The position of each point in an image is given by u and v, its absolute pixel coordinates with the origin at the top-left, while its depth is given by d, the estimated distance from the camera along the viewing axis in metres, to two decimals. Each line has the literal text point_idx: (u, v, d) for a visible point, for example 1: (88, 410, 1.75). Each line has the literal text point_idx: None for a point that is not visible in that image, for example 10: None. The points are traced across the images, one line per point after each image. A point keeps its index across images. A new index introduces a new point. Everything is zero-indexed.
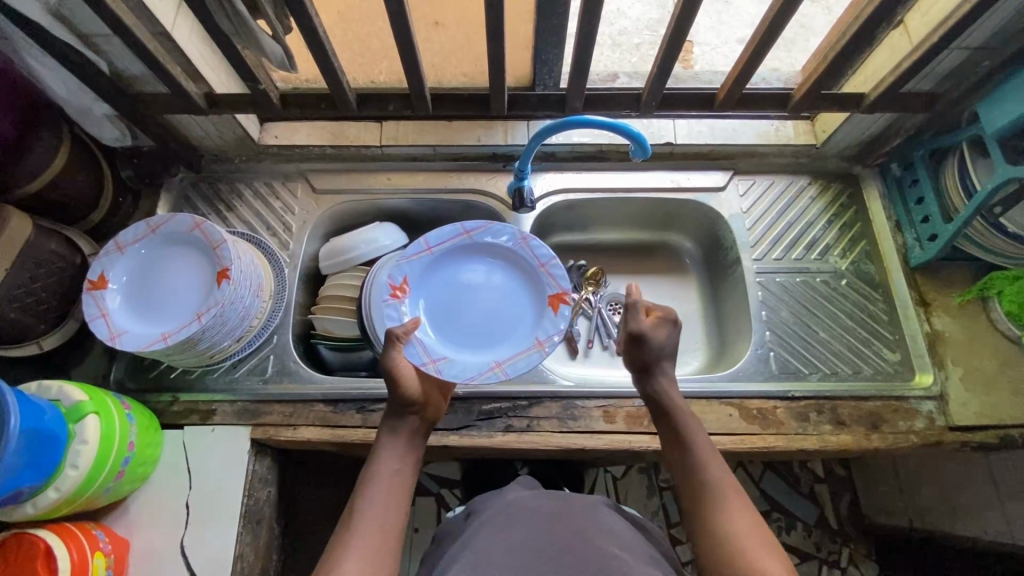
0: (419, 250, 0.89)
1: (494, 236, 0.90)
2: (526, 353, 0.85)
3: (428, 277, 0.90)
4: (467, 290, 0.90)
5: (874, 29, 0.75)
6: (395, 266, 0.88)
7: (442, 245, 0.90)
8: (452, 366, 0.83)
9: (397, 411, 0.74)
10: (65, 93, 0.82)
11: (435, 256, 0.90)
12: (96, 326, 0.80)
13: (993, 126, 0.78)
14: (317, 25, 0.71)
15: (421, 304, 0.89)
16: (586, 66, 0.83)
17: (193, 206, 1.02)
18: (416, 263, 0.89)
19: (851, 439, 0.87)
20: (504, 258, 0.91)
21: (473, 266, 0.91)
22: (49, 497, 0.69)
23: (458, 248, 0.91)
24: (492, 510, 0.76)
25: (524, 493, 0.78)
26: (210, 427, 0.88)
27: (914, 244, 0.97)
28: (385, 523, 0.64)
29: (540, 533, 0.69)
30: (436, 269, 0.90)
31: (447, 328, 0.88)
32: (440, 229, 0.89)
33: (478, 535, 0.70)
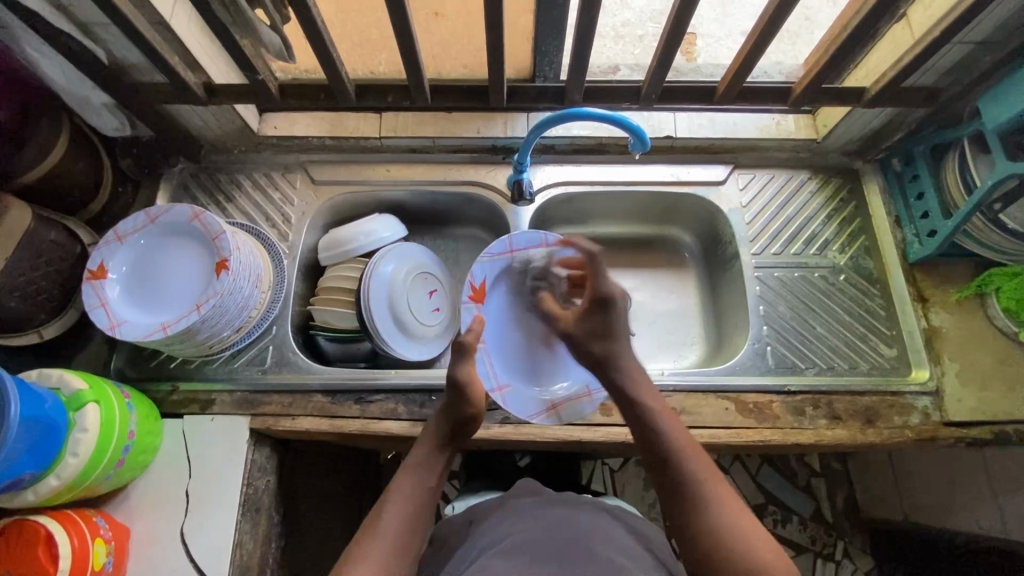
0: (502, 251, 0.91)
1: (569, 262, 0.91)
2: (578, 400, 0.89)
3: (501, 287, 0.93)
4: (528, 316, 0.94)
5: (877, 21, 0.74)
6: (477, 265, 0.91)
7: (523, 251, 0.91)
8: (515, 398, 0.88)
9: (448, 427, 0.75)
10: (63, 81, 0.82)
11: (515, 261, 0.92)
12: (95, 315, 0.81)
13: (994, 121, 0.77)
14: (316, 15, 0.70)
15: (491, 317, 0.92)
16: (586, 58, 0.82)
17: (193, 196, 1.02)
18: (494, 264, 0.92)
19: (846, 433, 0.87)
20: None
21: (542, 287, 0.94)
22: (49, 484, 0.70)
23: (535, 262, 0.92)
24: (496, 524, 0.76)
25: (528, 503, 0.80)
26: (210, 416, 0.88)
27: (914, 240, 0.97)
28: (407, 540, 0.66)
29: (542, 538, 0.71)
30: (510, 280, 0.93)
31: (507, 352, 0.92)
32: (526, 234, 0.90)
33: (483, 548, 0.71)
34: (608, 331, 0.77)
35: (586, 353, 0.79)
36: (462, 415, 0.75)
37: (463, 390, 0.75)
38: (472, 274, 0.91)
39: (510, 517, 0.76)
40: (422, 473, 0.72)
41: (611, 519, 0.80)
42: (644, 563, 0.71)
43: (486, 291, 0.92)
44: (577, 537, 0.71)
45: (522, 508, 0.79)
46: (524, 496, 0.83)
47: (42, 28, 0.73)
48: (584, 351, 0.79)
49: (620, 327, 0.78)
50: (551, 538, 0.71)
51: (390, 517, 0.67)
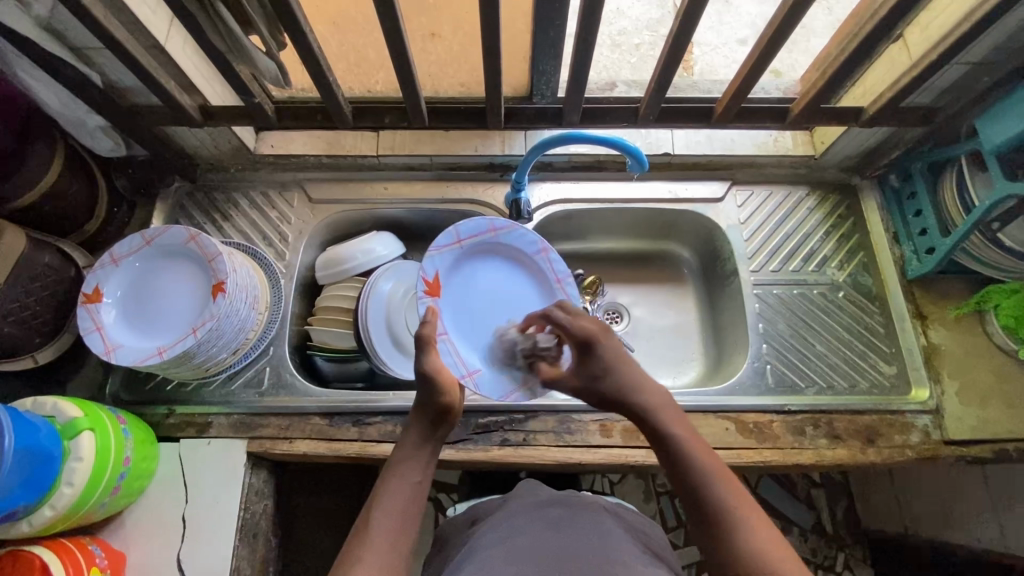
0: (449, 241, 0.87)
1: (519, 237, 0.91)
2: (546, 370, 0.87)
3: (453, 276, 0.88)
4: (487, 294, 0.90)
5: (875, 44, 0.74)
6: (427, 259, 0.86)
7: (472, 237, 0.89)
8: (487, 378, 0.85)
9: (426, 420, 0.70)
10: (57, 104, 0.81)
11: (463, 250, 0.89)
12: (90, 340, 0.80)
13: (991, 141, 0.77)
14: (312, 41, 0.70)
15: (449, 306, 0.87)
16: (584, 81, 0.82)
17: (189, 215, 1.01)
18: (444, 256, 0.87)
19: (847, 453, 0.87)
20: (522, 265, 0.92)
21: (496, 267, 0.91)
22: (44, 515, 0.69)
23: (484, 244, 0.90)
24: (497, 523, 0.75)
25: (528, 504, 0.78)
26: (207, 439, 0.88)
27: (912, 257, 0.97)
28: (399, 542, 0.61)
29: (540, 537, 0.69)
30: (463, 268, 0.89)
31: (474, 338, 0.87)
32: (471, 221, 0.88)
33: (482, 546, 0.69)
34: (599, 370, 0.71)
35: (597, 400, 0.72)
36: (436, 406, 0.70)
37: (431, 380, 0.71)
38: (422, 267, 0.85)
39: (509, 517, 0.75)
40: (406, 471, 0.67)
41: (607, 515, 0.78)
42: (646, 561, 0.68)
43: (440, 282, 0.87)
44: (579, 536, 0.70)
45: (521, 509, 0.77)
46: (525, 497, 0.81)
47: (35, 54, 0.72)
48: (591, 392, 0.72)
49: (615, 363, 0.71)
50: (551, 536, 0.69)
51: (378, 521, 0.62)
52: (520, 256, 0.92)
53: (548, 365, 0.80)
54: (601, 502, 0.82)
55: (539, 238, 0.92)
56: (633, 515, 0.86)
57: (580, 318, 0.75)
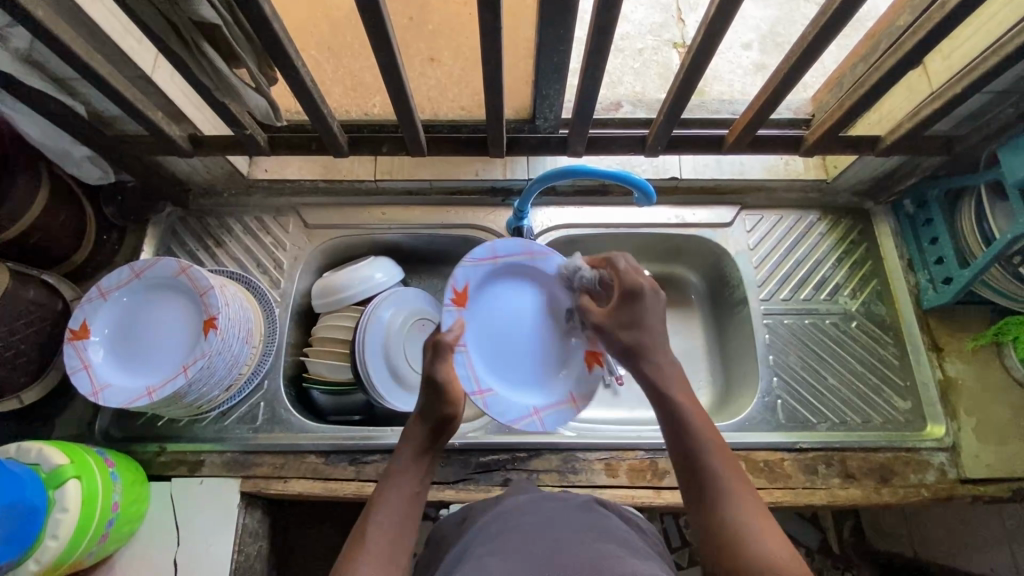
0: (484, 256, 0.83)
1: (551, 266, 0.86)
2: (562, 405, 0.83)
3: (484, 292, 0.84)
4: (509, 314, 0.85)
5: (895, 76, 0.71)
6: (460, 269, 0.82)
7: (509, 255, 0.84)
8: (498, 401, 0.81)
9: (428, 428, 0.68)
10: (41, 137, 0.78)
11: (497, 266, 0.84)
12: (77, 380, 0.77)
13: (1013, 174, 0.74)
14: (304, 75, 0.67)
15: (474, 324, 0.82)
16: (590, 110, 0.79)
17: (180, 242, 0.98)
18: (476, 269, 0.83)
19: (860, 493, 0.84)
20: (546, 294, 0.87)
21: (522, 291, 0.86)
22: (27, 570, 0.66)
23: (516, 267, 0.85)
24: (487, 520, 0.66)
25: (526, 499, 0.69)
26: (200, 478, 0.85)
27: (927, 286, 0.94)
28: (394, 549, 0.57)
29: (536, 529, 0.61)
30: (492, 284, 0.84)
31: (492, 359, 0.83)
32: (508, 240, 0.84)
33: (473, 543, 0.61)
34: (627, 319, 0.72)
35: (614, 343, 0.73)
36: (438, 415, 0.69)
37: (438, 387, 0.70)
38: (455, 277, 0.81)
39: (506, 512, 0.66)
40: (404, 479, 0.64)
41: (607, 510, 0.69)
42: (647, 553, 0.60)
43: (470, 294, 0.83)
44: (582, 531, 0.61)
45: (516, 504, 0.68)
46: (520, 494, 0.71)
47: (16, 88, 0.69)
48: (614, 339, 0.73)
49: (651, 321, 0.71)
50: (549, 530, 0.60)
51: (374, 525, 0.59)
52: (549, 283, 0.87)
53: (592, 301, 0.80)
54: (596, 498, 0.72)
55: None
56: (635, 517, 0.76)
57: (628, 264, 0.74)
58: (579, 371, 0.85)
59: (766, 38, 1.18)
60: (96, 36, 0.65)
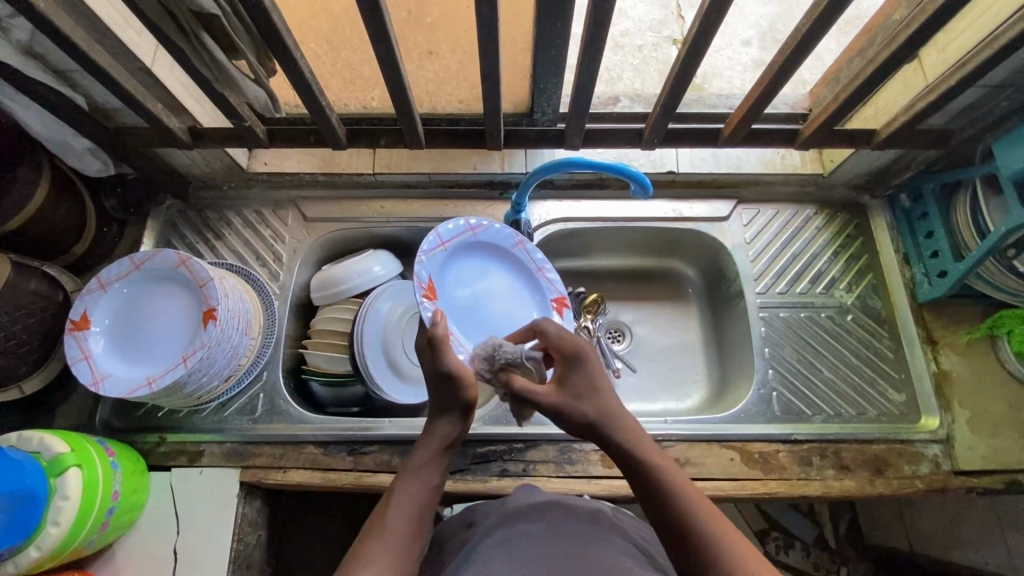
0: (434, 245, 0.80)
1: (497, 234, 0.85)
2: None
3: (445, 277, 0.81)
4: (473, 290, 0.83)
5: (889, 69, 0.71)
6: (417, 265, 0.76)
7: (454, 239, 0.82)
8: None
9: (451, 424, 0.66)
10: (42, 129, 0.78)
11: (449, 253, 0.81)
12: (78, 370, 0.78)
13: (1008, 167, 0.74)
14: (302, 67, 0.67)
15: (447, 307, 0.79)
16: (587, 102, 0.79)
17: (180, 234, 0.99)
18: (431, 260, 0.79)
19: (854, 484, 0.85)
20: (501, 262, 0.86)
21: (474, 266, 0.84)
22: (30, 555, 0.67)
23: (466, 246, 0.84)
24: (491, 528, 0.68)
25: (528, 507, 0.71)
26: (199, 468, 0.86)
27: (923, 279, 0.94)
28: (408, 547, 0.58)
29: (541, 541, 0.62)
30: (450, 268, 0.82)
31: (474, 333, 0.80)
32: (449, 224, 0.82)
33: (478, 549, 0.63)
34: (580, 389, 0.66)
35: (574, 421, 0.64)
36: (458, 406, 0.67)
37: (451, 381, 0.66)
38: (416, 274, 0.76)
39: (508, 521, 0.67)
40: (424, 475, 0.63)
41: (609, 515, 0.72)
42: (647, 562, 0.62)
43: (435, 285, 0.78)
44: (584, 540, 0.63)
45: (521, 509, 0.71)
46: (524, 497, 0.75)
47: (17, 80, 0.70)
48: (571, 417, 0.65)
49: (599, 386, 0.66)
50: (555, 536, 0.63)
51: (393, 521, 0.59)
52: (499, 252, 0.86)
53: (529, 381, 0.71)
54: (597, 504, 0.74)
55: (516, 232, 0.87)
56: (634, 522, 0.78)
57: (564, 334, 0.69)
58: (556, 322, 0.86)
59: (765, 36, 1.18)
60: (95, 27, 0.65)
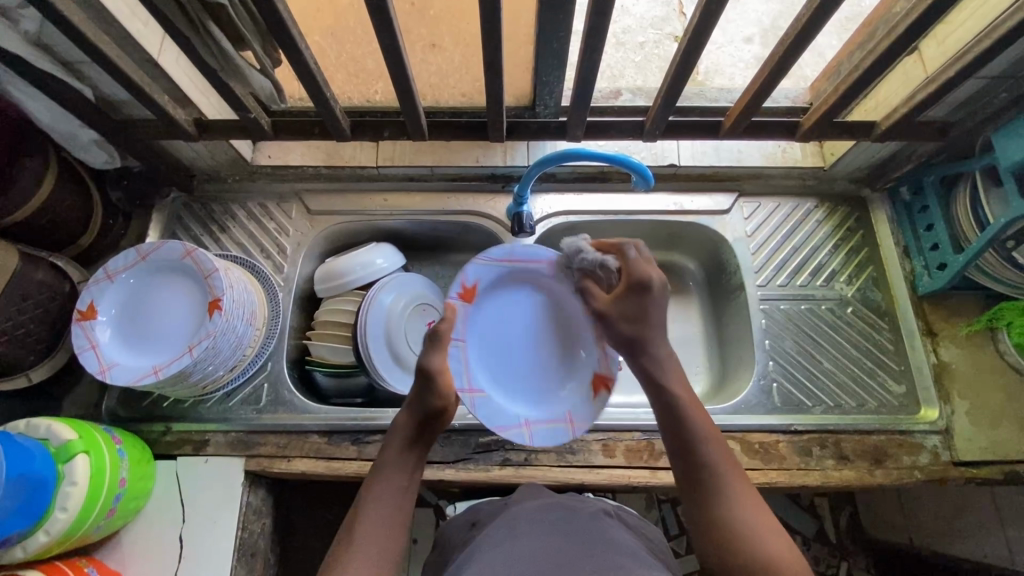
0: (501, 256, 0.80)
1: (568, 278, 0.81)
2: (557, 423, 0.78)
3: (496, 293, 0.81)
4: (523, 322, 0.81)
5: (889, 61, 0.72)
6: (472, 265, 0.79)
7: (524, 261, 0.81)
8: (488, 406, 0.76)
9: (415, 421, 0.68)
10: (50, 120, 0.79)
11: (512, 271, 0.81)
12: (86, 359, 0.79)
13: (1007, 159, 0.75)
14: (307, 58, 0.68)
15: (479, 320, 0.79)
16: (589, 94, 0.80)
17: (185, 227, 1.00)
18: (490, 268, 0.80)
19: (854, 474, 0.85)
20: (563, 309, 0.82)
21: (540, 300, 0.82)
22: (38, 541, 0.68)
23: (535, 275, 0.82)
24: (493, 528, 0.69)
25: (529, 508, 0.72)
26: (204, 457, 0.86)
27: (923, 272, 0.95)
28: (383, 550, 0.59)
29: (541, 540, 0.64)
30: (505, 288, 0.81)
31: (487, 359, 0.79)
32: (530, 246, 0.80)
33: (480, 549, 0.65)
34: (636, 311, 0.70)
35: (616, 335, 0.72)
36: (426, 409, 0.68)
37: (429, 379, 0.69)
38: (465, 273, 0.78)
39: (508, 522, 0.69)
40: (391, 476, 0.65)
41: (611, 520, 0.73)
42: (647, 561, 0.63)
43: (477, 292, 0.79)
44: (583, 539, 0.64)
45: (522, 512, 0.71)
46: (527, 500, 0.76)
47: (26, 71, 0.71)
48: (616, 333, 0.72)
49: (657, 314, 0.70)
50: (557, 536, 0.64)
51: (363, 524, 0.60)
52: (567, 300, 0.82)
53: (598, 289, 0.76)
54: (600, 505, 0.76)
55: None
56: (638, 521, 0.80)
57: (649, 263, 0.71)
58: (582, 394, 0.79)
59: (767, 32, 1.18)
60: (104, 18, 0.66)
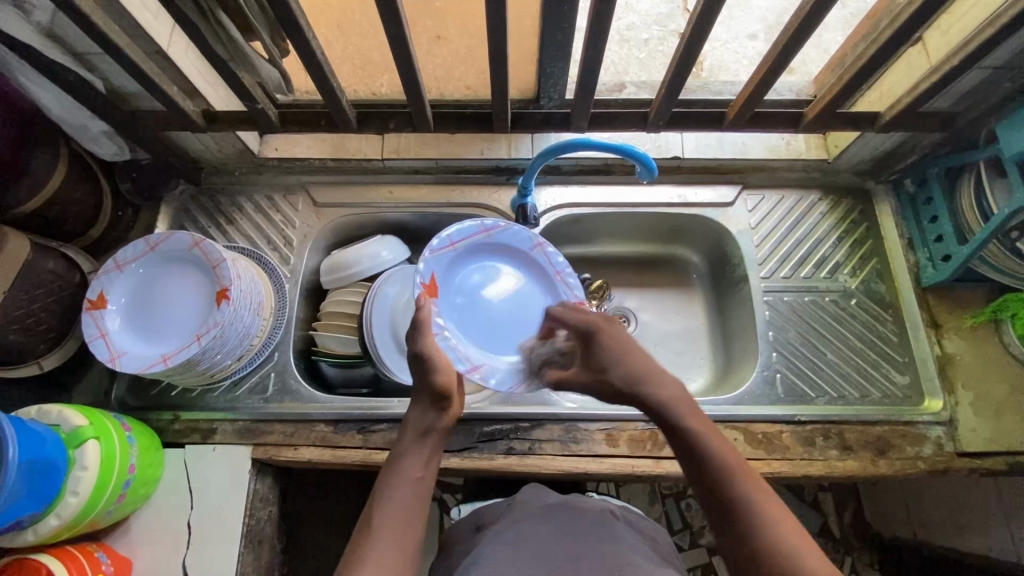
0: (442, 245, 0.85)
1: (515, 237, 0.89)
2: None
3: (453, 275, 0.86)
4: (484, 289, 0.88)
5: (891, 50, 0.72)
6: (422, 263, 0.83)
7: (465, 240, 0.87)
8: (493, 371, 0.82)
9: (424, 411, 0.70)
10: (60, 111, 0.81)
11: (458, 252, 0.87)
12: (96, 347, 0.80)
13: (1010, 148, 0.75)
14: (315, 48, 0.69)
15: (446, 302, 0.85)
16: (593, 85, 0.80)
17: (193, 219, 1.01)
18: (439, 259, 0.85)
19: (858, 465, 0.85)
20: (519, 262, 0.91)
21: (494, 265, 0.89)
22: (49, 524, 0.69)
23: (479, 246, 0.88)
24: (502, 527, 0.71)
25: (535, 509, 0.73)
26: (212, 445, 0.87)
27: (927, 263, 0.95)
28: (406, 532, 0.59)
29: (547, 541, 0.65)
30: (459, 267, 0.87)
31: (472, 332, 0.85)
32: (463, 225, 0.86)
33: (487, 548, 0.66)
34: (607, 360, 0.70)
35: (604, 391, 0.70)
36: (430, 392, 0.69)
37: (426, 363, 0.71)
38: (420, 271, 0.82)
39: (515, 523, 0.70)
40: (406, 463, 0.65)
41: (617, 520, 0.73)
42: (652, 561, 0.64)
43: (438, 283, 0.84)
44: (589, 539, 0.65)
45: (528, 514, 0.72)
46: (533, 503, 0.76)
47: (38, 61, 0.72)
48: (601, 385, 0.70)
49: (609, 354, 0.71)
50: (563, 539, 0.65)
51: (379, 518, 0.60)
52: (519, 255, 0.90)
53: (561, 370, 0.79)
54: (607, 506, 0.77)
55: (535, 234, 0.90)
56: (645, 521, 0.81)
57: (576, 313, 0.78)
58: None
59: (772, 28, 1.18)
60: (114, 9, 0.67)
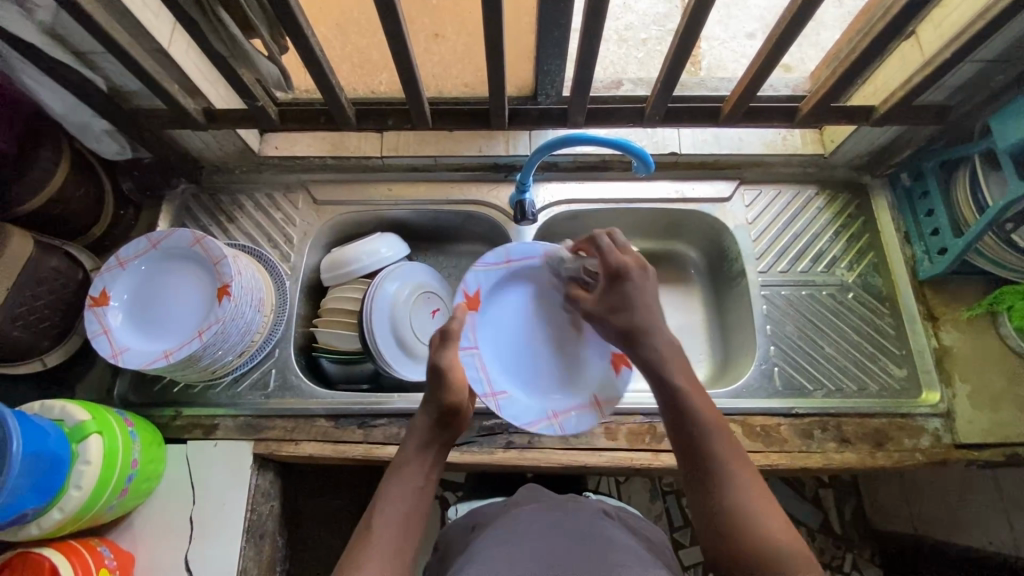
0: (498, 260, 0.84)
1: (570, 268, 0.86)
2: (581, 410, 0.80)
3: (497, 295, 0.85)
4: (526, 317, 0.85)
5: (885, 43, 0.73)
6: (470, 274, 0.83)
7: (520, 260, 0.86)
8: (512, 405, 0.79)
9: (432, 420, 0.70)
10: (63, 110, 0.82)
11: (510, 272, 0.85)
12: (98, 343, 0.80)
13: (1005, 141, 0.75)
14: (314, 45, 0.70)
15: (484, 321, 0.82)
16: (589, 82, 0.81)
17: (195, 217, 1.01)
18: (489, 274, 0.84)
19: (855, 457, 0.86)
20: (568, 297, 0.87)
21: (543, 295, 0.87)
22: (53, 518, 0.70)
23: (532, 271, 0.87)
24: (500, 522, 0.71)
25: (533, 506, 0.74)
26: (213, 441, 0.88)
27: (923, 257, 0.95)
28: (402, 548, 0.59)
29: (543, 538, 0.65)
30: (505, 289, 0.85)
31: (507, 361, 0.82)
32: (523, 244, 0.85)
33: (484, 545, 0.67)
34: (620, 304, 0.73)
35: (609, 327, 0.74)
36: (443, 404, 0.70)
37: (444, 377, 0.71)
38: (466, 281, 0.82)
39: (514, 519, 0.71)
40: (409, 474, 0.65)
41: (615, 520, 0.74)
42: (646, 559, 0.65)
43: (481, 298, 0.83)
44: (586, 537, 0.66)
45: (526, 512, 0.73)
46: (531, 500, 0.77)
47: (41, 60, 0.73)
48: (609, 323, 0.74)
49: (639, 299, 0.72)
50: (560, 536, 0.66)
51: (380, 526, 0.60)
52: None
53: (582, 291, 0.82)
54: (600, 505, 0.77)
55: None
56: (641, 522, 0.80)
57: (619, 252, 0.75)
58: (604, 375, 0.83)
59: (769, 26, 1.18)
60: (115, 7, 0.68)
